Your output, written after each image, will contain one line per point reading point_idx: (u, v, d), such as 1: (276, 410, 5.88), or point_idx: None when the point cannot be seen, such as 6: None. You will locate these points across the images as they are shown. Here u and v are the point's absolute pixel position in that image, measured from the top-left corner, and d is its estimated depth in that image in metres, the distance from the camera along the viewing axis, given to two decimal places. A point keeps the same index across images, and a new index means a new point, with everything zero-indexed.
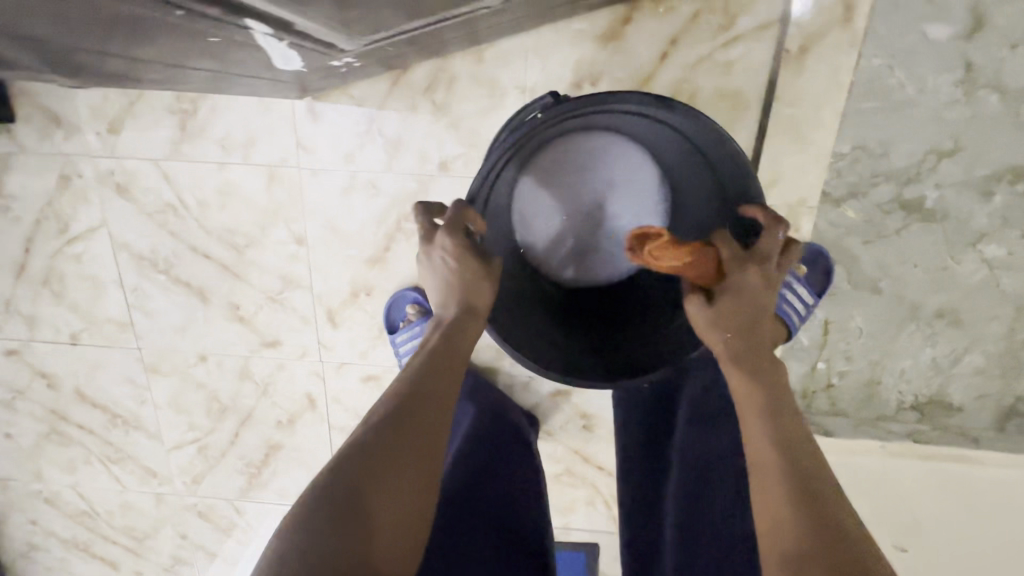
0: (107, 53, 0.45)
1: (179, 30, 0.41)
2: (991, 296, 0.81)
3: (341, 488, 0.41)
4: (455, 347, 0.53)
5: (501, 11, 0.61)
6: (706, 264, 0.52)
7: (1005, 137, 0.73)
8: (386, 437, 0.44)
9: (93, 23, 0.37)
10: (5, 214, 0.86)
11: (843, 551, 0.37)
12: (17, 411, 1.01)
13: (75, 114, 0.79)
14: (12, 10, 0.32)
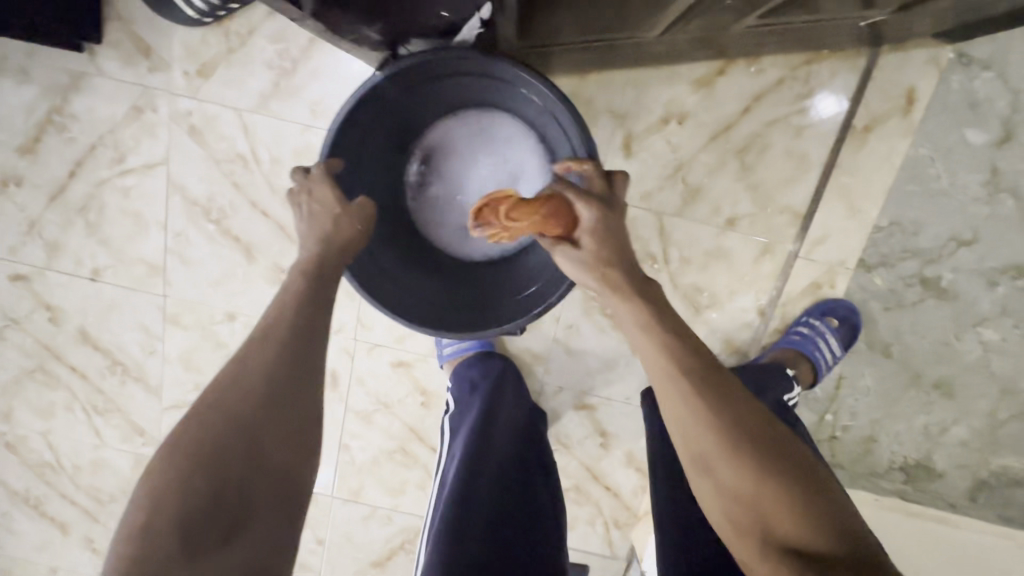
0: None
1: None
2: (981, 375, 0.91)
3: (247, 423, 0.42)
4: (320, 265, 0.52)
5: (645, 45, 0.71)
6: (554, 217, 0.54)
7: (1015, 237, 0.83)
8: (279, 361, 0.45)
9: None
10: (60, 133, 0.83)
11: (776, 460, 0.45)
12: (4, 342, 0.94)
13: (170, 49, 0.79)
14: None
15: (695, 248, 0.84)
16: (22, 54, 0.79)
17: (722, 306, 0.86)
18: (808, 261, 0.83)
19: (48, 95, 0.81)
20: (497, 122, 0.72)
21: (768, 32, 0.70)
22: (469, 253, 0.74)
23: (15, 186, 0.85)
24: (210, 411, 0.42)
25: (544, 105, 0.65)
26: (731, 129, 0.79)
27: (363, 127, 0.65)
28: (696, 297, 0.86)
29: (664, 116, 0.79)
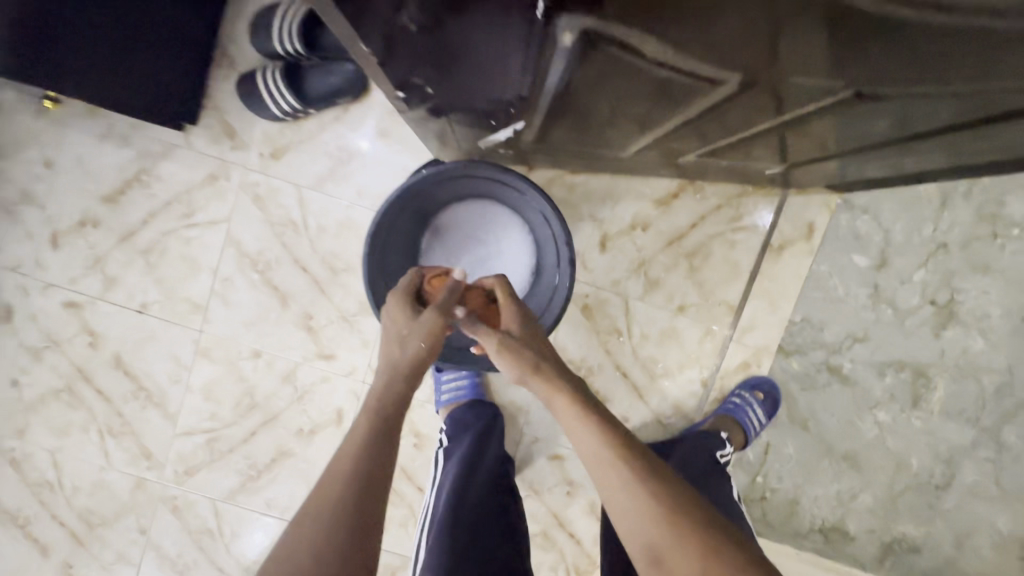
0: (448, 79, 0.62)
1: (511, 83, 0.63)
2: (879, 450, 1.11)
3: None
4: (388, 399, 0.63)
5: (619, 159, 0.91)
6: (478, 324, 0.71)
7: (893, 338, 1.08)
8: (344, 493, 0.54)
9: (508, 58, 0.57)
10: (143, 189, 1.00)
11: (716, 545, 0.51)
12: (40, 362, 1.04)
13: (250, 135, 0.99)
14: (508, 34, 0.52)
15: (653, 326, 1.05)
16: (127, 126, 0.98)
17: (673, 375, 1.05)
18: (740, 345, 1.05)
19: (141, 159, 0.99)
20: (493, 214, 0.91)
21: (708, 163, 0.91)
22: None
23: (91, 227, 1.00)
24: (291, 534, 0.51)
25: (535, 205, 0.85)
26: (682, 238, 1.04)
27: (396, 211, 0.82)
28: (652, 367, 1.05)
29: (632, 223, 1.03)
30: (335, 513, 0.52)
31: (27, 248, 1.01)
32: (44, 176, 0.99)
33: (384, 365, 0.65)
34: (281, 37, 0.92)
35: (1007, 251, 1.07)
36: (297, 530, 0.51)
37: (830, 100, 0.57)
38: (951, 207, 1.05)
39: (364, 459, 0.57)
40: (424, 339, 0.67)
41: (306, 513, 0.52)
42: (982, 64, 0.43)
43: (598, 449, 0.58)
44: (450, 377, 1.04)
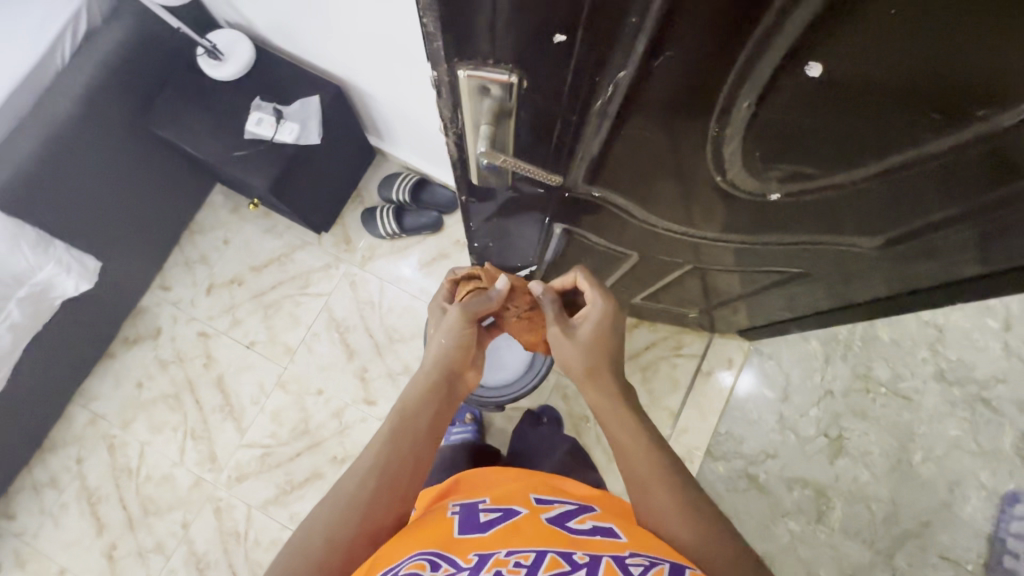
0: (492, 245, 0.98)
1: (530, 251, 1.00)
2: (791, 557, 1.36)
3: (332, 531, 0.58)
4: (427, 393, 0.69)
5: None
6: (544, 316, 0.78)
7: (797, 459, 1.42)
8: (379, 454, 0.63)
9: (529, 241, 0.94)
10: (279, 266, 1.48)
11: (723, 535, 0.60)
12: (164, 372, 1.42)
13: (359, 243, 1.50)
14: (535, 230, 0.87)
15: None
16: (282, 226, 1.50)
17: None
18: (677, 442, 1.41)
19: (284, 247, 1.49)
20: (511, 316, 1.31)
21: (649, 305, 1.32)
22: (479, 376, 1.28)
23: (237, 284, 1.47)
24: (324, 506, 0.60)
25: None
26: (640, 356, 1.46)
27: None
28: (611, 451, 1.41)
29: None
30: (359, 502, 0.60)
31: (189, 291, 1.46)
32: (219, 248, 1.49)
33: (429, 358, 0.73)
34: (397, 190, 1.46)
35: (879, 404, 1.45)
36: (330, 503, 0.60)
37: (731, 263, 0.87)
38: (833, 364, 1.47)
39: (389, 458, 0.63)
40: (448, 337, 0.73)
41: (342, 484, 0.62)
42: (818, 242, 0.71)
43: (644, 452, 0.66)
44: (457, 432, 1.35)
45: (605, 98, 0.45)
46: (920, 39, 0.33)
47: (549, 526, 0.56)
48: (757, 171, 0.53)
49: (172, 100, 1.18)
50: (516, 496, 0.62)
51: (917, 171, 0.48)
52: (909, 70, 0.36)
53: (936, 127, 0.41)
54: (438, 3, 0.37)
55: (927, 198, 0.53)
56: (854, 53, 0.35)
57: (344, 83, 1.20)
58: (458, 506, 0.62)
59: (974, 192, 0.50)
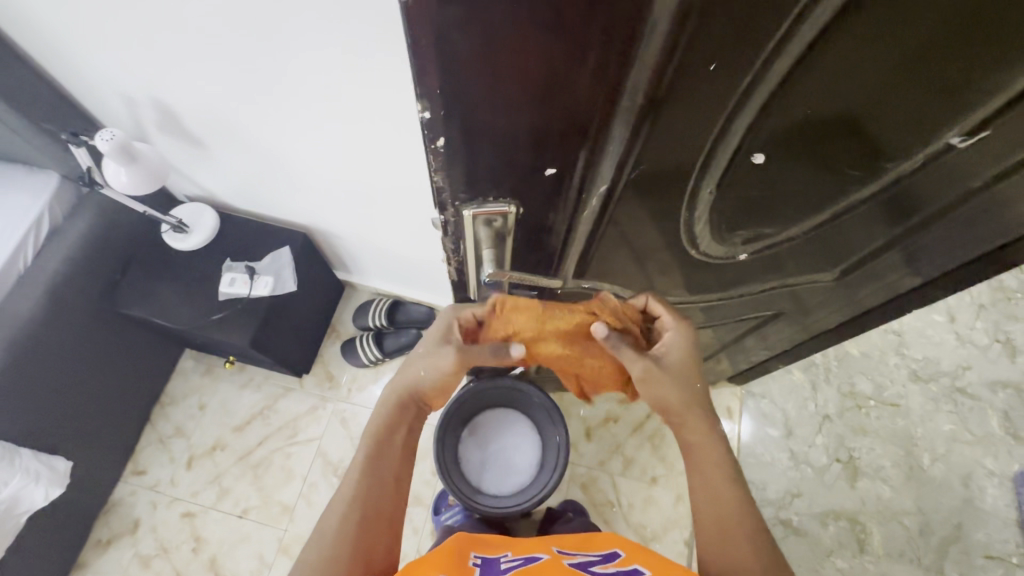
0: None
1: None
2: None
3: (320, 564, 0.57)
4: (398, 419, 0.69)
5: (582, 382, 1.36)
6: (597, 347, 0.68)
7: (821, 492, 1.43)
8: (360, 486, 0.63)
9: None
10: (264, 419, 1.42)
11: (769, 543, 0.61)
12: (148, 569, 1.27)
13: (343, 376, 1.48)
14: None
15: (637, 496, 1.40)
16: (260, 378, 1.46)
17: (660, 538, 1.35)
18: None
19: (266, 399, 1.44)
20: (514, 418, 1.30)
21: None
22: (490, 485, 1.25)
23: (219, 450, 1.38)
24: (312, 550, 0.59)
25: (541, 409, 1.27)
26: (644, 425, 1.46)
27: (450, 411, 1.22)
28: (644, 532, 1.37)
29: (605, 419, 1.47)
30: (350, 532, 0.60)
31: (167, 470, 1.36)
32: (196, 415, 1.42)
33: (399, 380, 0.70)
34: (372, 316, 1.48)
35: (874, 416, 1.50)
36: (316, 548, 0.59)
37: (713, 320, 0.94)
38: (820, 389, 1.53)
39: (375, 489, 0.64)
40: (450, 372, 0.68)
41: (322, 528, 0.60)
42: (785, 285, 0.78)
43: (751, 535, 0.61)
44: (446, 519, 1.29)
45: (590, 209, 0.52)
46: (837, 124, 0.43)
47: (570, 569, 0.57)
48: (723, 239, 0.61)
49: (139, 278, 1.18)
50: (538, 548, 0.63)
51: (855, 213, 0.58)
52: (831, 143, 0.45)
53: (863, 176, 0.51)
54: (444, 166, 0.43)
55: (867, 231, 0.63)
56: (789, 143, 0.45)
57: (311, 229, 1.26)
58: (479, 559, 0.61)
59: (903, 219, 0.59)
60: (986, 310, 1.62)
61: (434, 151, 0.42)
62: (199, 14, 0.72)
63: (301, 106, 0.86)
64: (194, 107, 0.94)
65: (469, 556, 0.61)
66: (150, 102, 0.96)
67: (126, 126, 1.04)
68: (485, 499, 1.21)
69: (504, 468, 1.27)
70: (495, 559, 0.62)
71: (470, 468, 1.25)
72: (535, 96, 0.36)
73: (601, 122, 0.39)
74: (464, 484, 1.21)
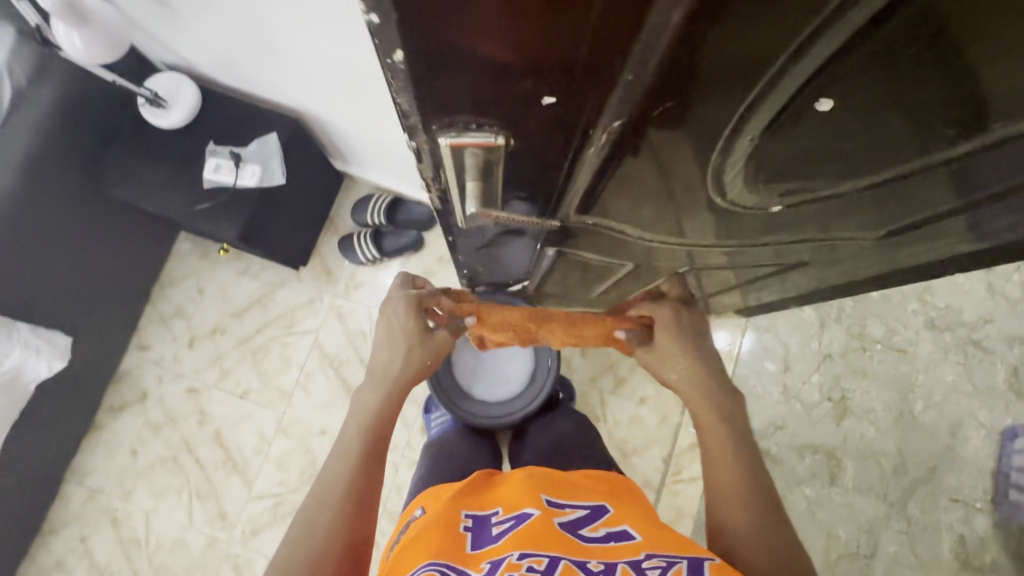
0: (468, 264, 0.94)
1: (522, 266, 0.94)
2: (812, 522, 1.40)
3: (322, 525, 0.61)
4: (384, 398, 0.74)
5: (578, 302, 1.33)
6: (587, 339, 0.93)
7: (806, 427, 1.45)
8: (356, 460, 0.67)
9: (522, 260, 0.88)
10: (262, 308, 1.43)
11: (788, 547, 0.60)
12: (158, 435, 1.36)
13: (340, 271, 1.45)
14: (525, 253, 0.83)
15: (623, 413, 1.44)
16: (257, 267, 1.44)
17: (640, 454, 1.41)
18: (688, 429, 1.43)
19: (263, 289, 1.43)
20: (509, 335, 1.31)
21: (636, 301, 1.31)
22: (480, 393, 1.25)
23: (219, 333, 1.41)
24: (316, 518, 0.62)
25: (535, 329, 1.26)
26: None
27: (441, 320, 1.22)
28: (624, 447, 1.42)
29: None
30: (347, 500, 0.63)
31: (170, 347, 1.40)
32: (195, 298, 1.42)
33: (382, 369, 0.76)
34: (371, 213, 1.40)
35: (876, 360, 1.47)
36: (314, 523, 0.62)
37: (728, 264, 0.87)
38: (828, 328, 1.48)
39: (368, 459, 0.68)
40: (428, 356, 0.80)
41: (322, 501, 0.63)
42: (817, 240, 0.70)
43: (766, 535, 0.60)
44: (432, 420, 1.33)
45: (596, 145, 0.43)
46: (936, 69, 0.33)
47: (559, 531, 0.56)
48: (756, 189, 0.52)
49: (120, 155, 1.11)
50: (527, 498, 0.63)
51: (927, 171, 0.48)
52: (921, 87, 0.35)
53: (945, 133, 0.41)
54: (410, 84, 0.36)
55: (929, 195, 0.53)
56: (862, 88, 0.35)
57: (302, 114, 1.14)
58: (470, 519, 0.62)
59: (983, 187, 0.49)
60: None
61: (392, 66, 0.35)
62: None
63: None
64: None
65: (460, 518, 0.62)
66: None
67: None
68: (470, 404, 1.22)
69: (496, 379, 1.27)
70: (487, 516, 0.62)
71: (462, 374, 1.27)
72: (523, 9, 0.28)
73: (616, 45, 0.31)
74: (451, 387, 1.23)
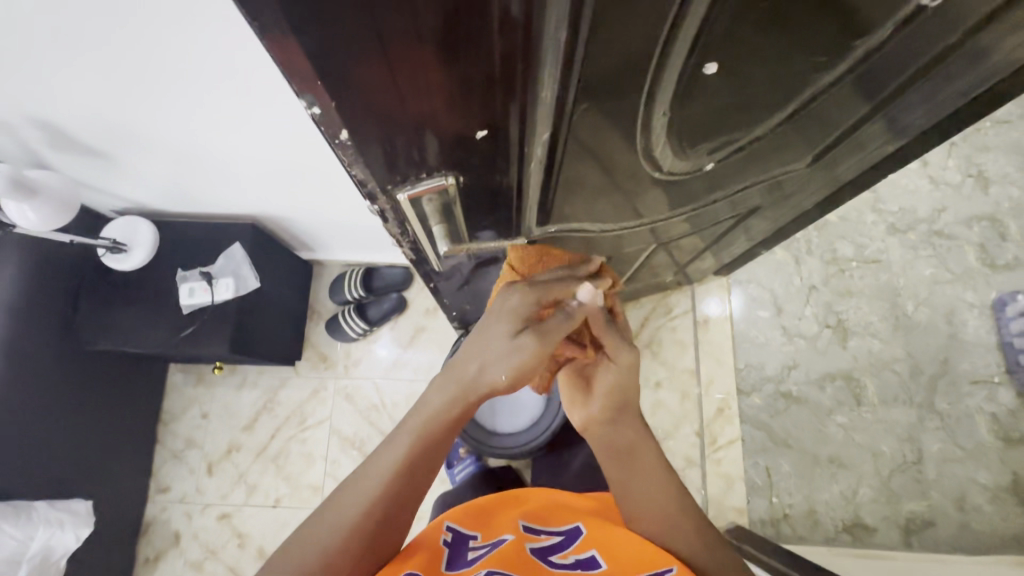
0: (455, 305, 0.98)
1: None
2: (854, 446, 1.42)
3: (351, 525, 0.54)
4: (451, 415, 0.59)
5: None
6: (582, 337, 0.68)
7: (817, 359, 1.49)
8: (400, 481, 0.57)
9: None
10: (270, 412, 1.42)
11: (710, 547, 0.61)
12: (202, 572, 1.32)
13: (336, 353, 1.46)
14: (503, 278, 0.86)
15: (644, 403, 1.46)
16: (254, 374, 1.44)
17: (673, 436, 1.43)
18: (709, 396, 1.47)
19: (266, 393, 1.43)
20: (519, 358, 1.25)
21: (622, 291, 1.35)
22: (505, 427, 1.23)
23: (235, 451, 1.40)
24: (342, 506, 0.55)
25: None
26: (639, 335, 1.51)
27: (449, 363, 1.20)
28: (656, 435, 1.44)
29: None
30: (383, 511, 0.56)
31: (190, 481, 1.38)
32: (202, 424, 1.41)
33: (458, 370, 0.59)
34: (349, 289, 1.42)
35: (857, 277, 1.53)
36: (341, 507, 0.55)
37: (691, 230, 0.93)
38: (804, 262, 1.55)
39: (413, 477, 0.57)
40: (510, 373, 0.58)
41: (356, 495, 0.56)
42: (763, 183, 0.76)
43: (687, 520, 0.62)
44: (460, 472, 1.31)
45: (536, 158, 0.48)
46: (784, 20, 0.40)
47: (531, 557, 0.58)
48: (685, 155, 0.58)
49: (96, 309, 1.13)
50: (508, 525, 0.65)
51: (831, 88, 0.54)
52: (785, 37, 0.42)
53: (820, 64, 0.48)
54: (360, 156, 0.41)
55: (836, 114, 0.60)
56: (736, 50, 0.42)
57: (259, 219, 1.17)
58: (451, 534, 0.63)
59: (882, 86, 0.55)
60: (956, 147, 1.58)
61: (342, 145, 0.40)
62: (42, 30, 0.56)
63: (211, 112, 0.73)
64: (83, 116, 0.76)
65: (442, 532, 0.64)
66: (31, 123, 0.81)
67: (20, 157, 0.91)
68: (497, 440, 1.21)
69: (516, 405, 1.24)
70: (466, 536, 0.64)
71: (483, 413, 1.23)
72: (439, 62, 0.33)
73: (525, 70, 0.35)
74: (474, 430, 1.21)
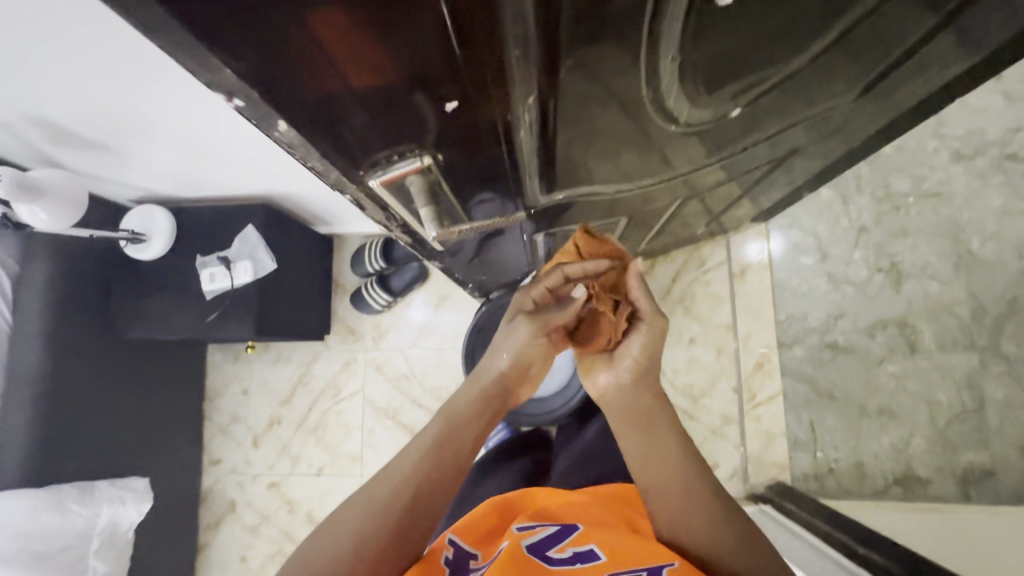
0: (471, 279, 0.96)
1: (519, 262, 0.95)
2: (907, 396, 1.33)
3: (386, 501, 0.55)
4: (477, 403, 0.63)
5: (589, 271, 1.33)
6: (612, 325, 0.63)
7: (866, 307, 1.39)
8: (436, 460, 0.58)
9: (516, 257, 0.89)
10: (306, 385, 1.46)
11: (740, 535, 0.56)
12: (259, 535, 1.42)
13: (363, 326, 1.47)
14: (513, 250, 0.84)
15: (678, 361, 1.42)
16: (287, 350, 1.48)
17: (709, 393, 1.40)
18: (746, 352, 1.41)
19: (301, 368, 1.47)
20: None
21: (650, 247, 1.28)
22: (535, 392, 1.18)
23: (277, 424, 1.45)
24: (377, 486, 0.56)
25: None
26: (671, 290, 1.44)
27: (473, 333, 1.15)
28: (692, 393, 1.41)
29: None
30: (419, 486, 0.56)
31: (238, 453, 1.45)
32: (244, 399, 1.47)
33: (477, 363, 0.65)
34: (370, 261, 1.39)
35: (916, 213, 1.37)
36: (375, 488, 0.56)
37: (722, 179, 0.85)
38: (853, 201, 1.38)
39: (448, 458, 0.59)
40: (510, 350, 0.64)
41: (391, 474, 0.57)
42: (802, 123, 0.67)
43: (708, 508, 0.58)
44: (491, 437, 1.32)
45: (521, 130, 0.45)
46: None
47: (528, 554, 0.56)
48: (703, 104, 0.50)
49: (128, 299, 1.16)
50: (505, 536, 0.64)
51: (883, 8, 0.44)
52: None
53: None
54: (319, 136, 0.39)
55: (888, 38, 0.50)
56: None
57: (272, 198, 1.15)
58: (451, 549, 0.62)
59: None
60: None
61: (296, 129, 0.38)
62: None
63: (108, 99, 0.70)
64: (74, 115, 0.76)
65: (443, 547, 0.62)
66: (28, 121, 0.79)
67: (30, 156, 0.91)
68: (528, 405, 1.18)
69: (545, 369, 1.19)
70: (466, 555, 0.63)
71: None
72: (371, 35, 0.31)
73: (466, 36, 0.32)
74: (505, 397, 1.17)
